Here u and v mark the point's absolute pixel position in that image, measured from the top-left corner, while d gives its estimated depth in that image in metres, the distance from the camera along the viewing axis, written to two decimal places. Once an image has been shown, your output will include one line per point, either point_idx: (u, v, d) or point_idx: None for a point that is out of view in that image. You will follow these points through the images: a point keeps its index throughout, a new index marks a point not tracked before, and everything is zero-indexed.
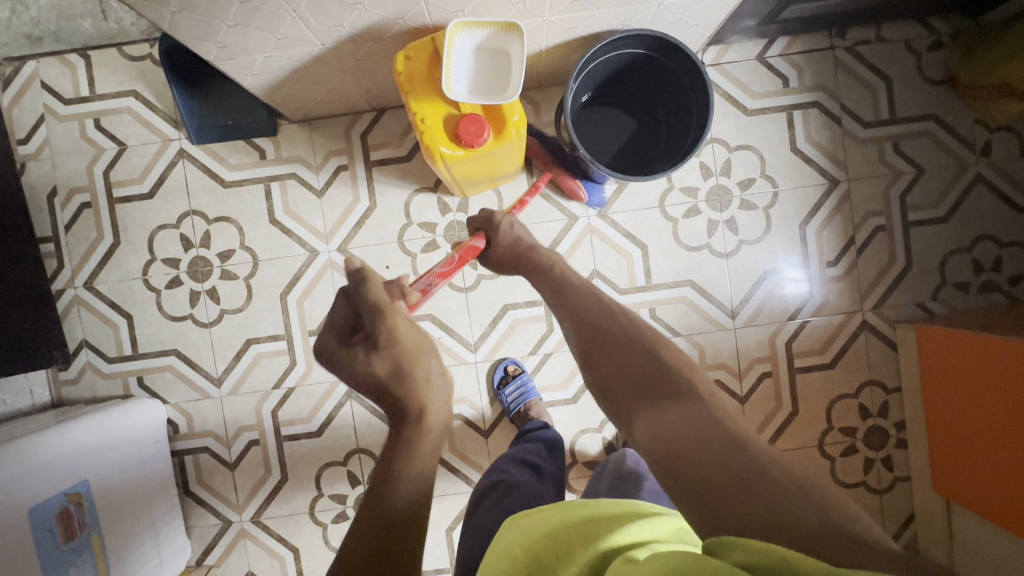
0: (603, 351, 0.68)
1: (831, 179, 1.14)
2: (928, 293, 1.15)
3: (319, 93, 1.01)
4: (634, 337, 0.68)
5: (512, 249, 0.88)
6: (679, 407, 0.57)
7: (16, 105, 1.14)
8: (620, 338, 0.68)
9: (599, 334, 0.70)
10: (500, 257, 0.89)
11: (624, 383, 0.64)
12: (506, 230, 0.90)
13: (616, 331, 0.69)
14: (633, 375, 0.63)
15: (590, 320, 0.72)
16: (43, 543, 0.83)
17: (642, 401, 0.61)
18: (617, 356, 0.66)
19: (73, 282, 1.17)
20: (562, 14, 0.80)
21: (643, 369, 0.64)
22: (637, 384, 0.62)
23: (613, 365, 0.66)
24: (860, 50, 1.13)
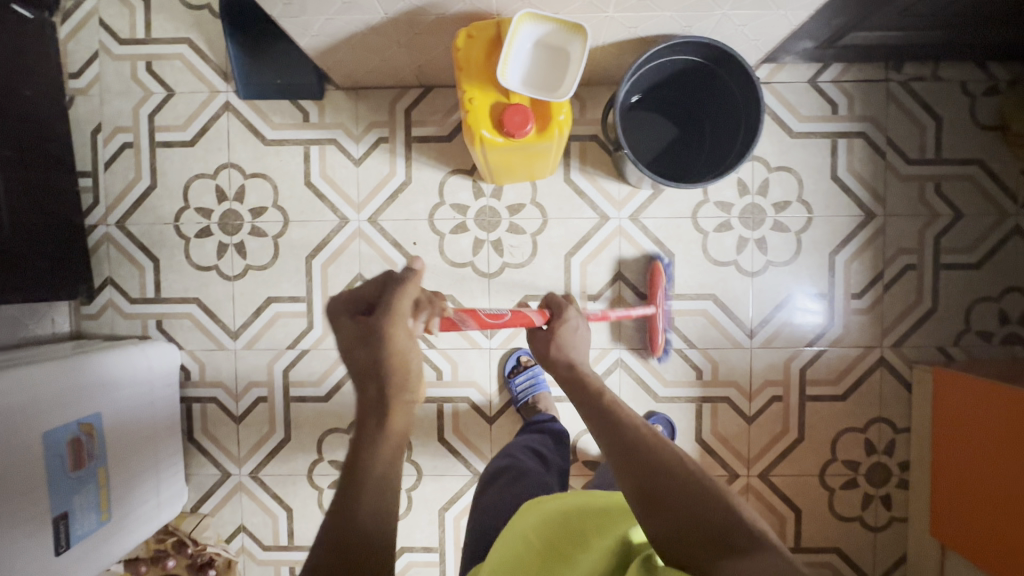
0: (654, 488, 0.57)
1: (868, 211, 1.13)
2: (950, 338, 1.15)
3: (371, 62, 1.02)
4: (682, 468, 0.58)
5: (540, 351, 0.83)
6: (768, 563, 0.49)
7: (72, 39, 1.16)
8: (675, 473, 0.58)
9: (645, 465, 0.59)
10: (546, 349, 0.82)
11: (688, 527, 0.54)
12: (558, 349, 0.81)
13: (664, 460, 0.59)
14: (694, 516, 0.54)
15: (630, 447, 0.61)
16: (54, 468, 0.85)
17: (713, 557, 0.52)
18: (673, 490, 0.56)
19: (106, 220, 1.19)
20: (626, 12, 0.80)
21: (703, 512, 0.54)
22: (703, 537, 0.53)
23: (671, 507, 0.55)
24: (914, 86, 1.12)
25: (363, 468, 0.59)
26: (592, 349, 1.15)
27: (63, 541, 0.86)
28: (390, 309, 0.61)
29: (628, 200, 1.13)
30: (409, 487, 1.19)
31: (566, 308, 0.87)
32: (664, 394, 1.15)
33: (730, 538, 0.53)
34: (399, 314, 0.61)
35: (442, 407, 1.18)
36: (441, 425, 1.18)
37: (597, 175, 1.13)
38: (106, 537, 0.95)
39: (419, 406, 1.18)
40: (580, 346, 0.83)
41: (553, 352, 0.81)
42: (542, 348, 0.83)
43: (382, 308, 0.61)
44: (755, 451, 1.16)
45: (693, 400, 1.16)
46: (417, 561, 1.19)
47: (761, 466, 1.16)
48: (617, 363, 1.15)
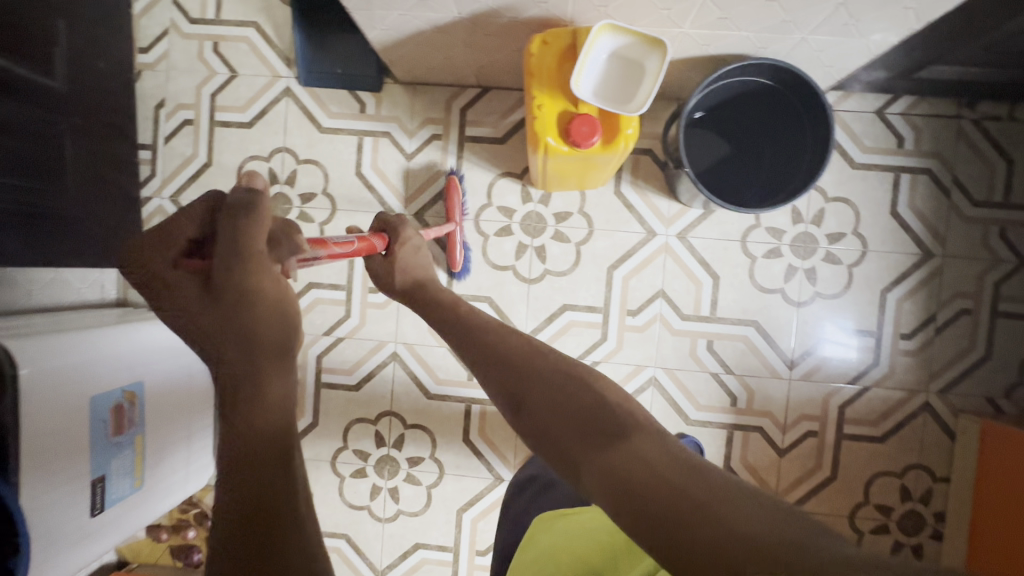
0: (525, 394, 0.55)
1: (925, 251, 1.10)
2: (1001, 390, 1.10)
3: (435, 59, 1.02)
4: (562, 373, 0.56)
5: (384, 280, 0.82)
6: (641, 440, 0.45)
7: (146, 14, 1.19)
8: (552, 376, 0.56)
9: (523, 378, 0.57)
10: (390, 277, 0.81)
11: (561, 419, 0.51)
12: (402, 274, 0.81)
13: (544, 371, 0.57)
14: (565, 412, 0.51)
15: (509, 362, 0.60)
16: (97, 431, 0.87)
17: (580, 448, 0.48)
18: (548, 391, 0.54)
19: (161, 193, 1.21)
20: (702, 29, 0.79)
21: (576, 407, 0.51)
22: (574, 425, 0.50)
23: (543, 410, 0.53)
24: (987, 125, 1.08)
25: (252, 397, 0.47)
26: (626, 365, 1.14)
27: (98, 503, 0.88)
28: (253, 233, 0.50)
29: (676, 218, 1.12)
30: (429, 484, 1.19)
31: (403, 225, 0.83)
32: (696, 417, 1.13)
33: (600, 426, 0.48)
34: (256, 249, 0.50)
35: (470, 407, 1.18)
36: (467, 425, 1.18)
37: (647, 190, 1.12)
38: (136, 503, 0.97)
39: (447, 405, 1.18)
40: (425, 265, 0.83)
41: (399, 279, 0.80)
42: (384, 276, 0.82)
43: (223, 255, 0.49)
44: (784, 485, 1.13)
45: (724, 427, 1.13)
46: (430, 558, 1.19)
47: (790, 500, 1.13)
48: (651, 381, 1.14)
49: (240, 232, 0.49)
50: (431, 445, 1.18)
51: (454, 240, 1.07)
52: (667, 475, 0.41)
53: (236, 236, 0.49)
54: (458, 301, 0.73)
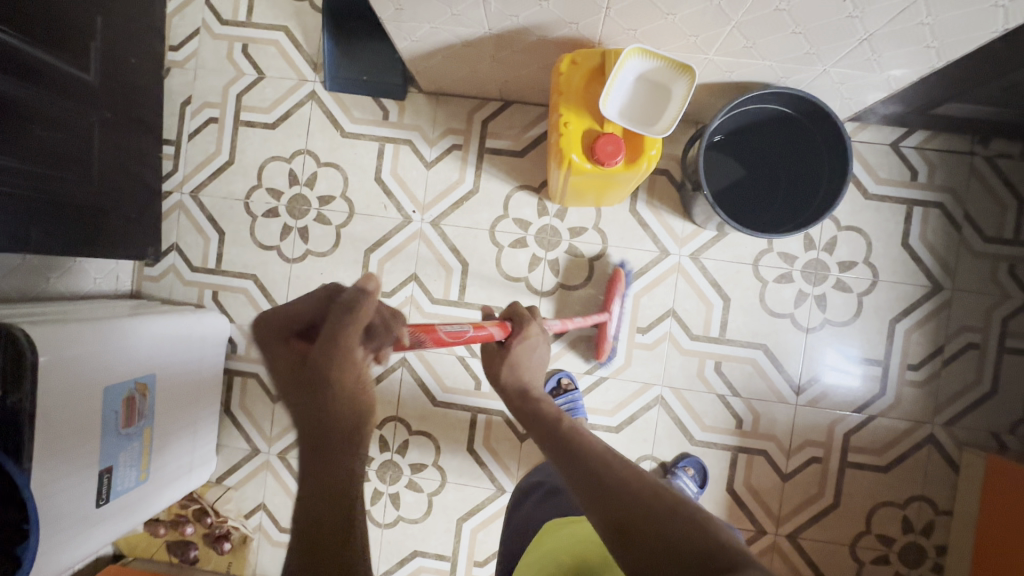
0: (619, 513, 0.50)
1: (935, 283, 1.11)
2: (1005, 426, 1.10)
3: (461, 72, 1.04)
4: (656, 493, 0.51)
5: (493, 363, 0.82)
6: None
7: (178, 14, 1.21)
8: (645, 497, 0.51)
9: (614, 493, 0.52)
10: (499, 363, 0.81)
11: (662, 554, 0.45)
12: (510, 370, 0.79)
13: (635, 487, 0.52)
14: (665, 538, 0.46)
15: (597, 473, 0.55)
16: (108, 421, 0.87)
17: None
18: (643, 514, 0.49)
19: (181, 188, 1.23)
20: (726, 56, 0.81)
21: (681, 535, 0.46)
22: (679, 561, 0.44)
23: (645, 536, 0.47)
24: (999, 162, 1.09)
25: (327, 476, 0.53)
26: (634, 382, 1.14)
27: (104, 494, 0.88)
28: (347, 331, 0.53)
29: (690, 238, 1.13)
30: (431, 491, 1.19)
31: (528, 323, 0.81)
32: (701, 438, 1.14)
33: (707, 558, 0.44)
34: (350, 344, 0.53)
35: (475, 416, 1.18)
36: (471, 435, 1.18)
37: (662, 210, 1.13)
38: (140, 495, 0.97)
39: (453, 413, 1.18)
40: (535, 369, 0.81)
41: (506, 372, 0.79)
42: (494, 360, 0.82)
43: (325, 344, 0.53)
44: (786, 510, 1.13)
45: (729, 449, 1.13)
46: (428, 566, 1.19)
47: (792, 526, 1.12)
48: (657, 399, 1.14)
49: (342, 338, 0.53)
50: (434, 452, 1.19)
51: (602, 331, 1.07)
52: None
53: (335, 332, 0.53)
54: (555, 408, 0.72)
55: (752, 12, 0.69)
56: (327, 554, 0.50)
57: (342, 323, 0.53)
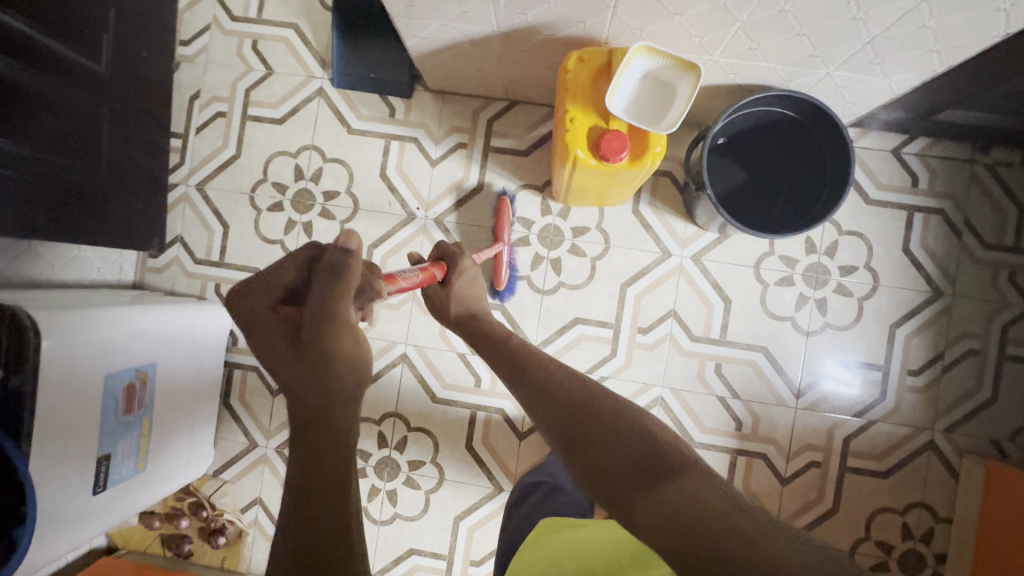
0: (579, 432, 0.57)
1: (935, 289, 1.11)
2: (1006, 433, 1.10)
3: (468, 70, 1.05)
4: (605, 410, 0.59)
5: (438, 305, 0.88)
6: (684, 480, 0.48)
7: (190, 9, 1.23)
8: (596, 414, 0.59)
9: (569, 412, 0.60)
10: (445, 302, 0.88)
11: (604, 457, 0.53)
12: (457, 304, 0.87)
13: (588, 407, 0.60)
14: (616, 452, 0.53)
15: (555, 399, 0.63)
16: (108, 409, 0.87)
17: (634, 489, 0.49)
18: (592, 427, 0.57)
19: (187, 181, 1.24)
20: (732, 57, 0.83)
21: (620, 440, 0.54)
22: (619, 462, 0.52)
23: (591, 443, 0.55)
24: (1000, 171, 1.10)
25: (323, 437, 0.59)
26: (633, 382, 1.14)
27: (101, 481, 0.87)
28: (340, 290, 0.65)
29: (692, 240, 1.14)
30: (428, 489, 1.18)
31: (461, 257, 0.88)
32: (700, 440, 1.13)
33: (651, 467, 0.50)
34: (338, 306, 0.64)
35: (474, 414, 1.18)
36: (470, 433, 1.18)
37: (665, 211, 1.14)
38: (136, 485, 0.96)
39: (452, 410, 1.18)
40: (478, 295, 0.89)
41: (453, 307, 0.87)
42: (439, 302, 0.88)
43: (314, 309, 0.64)
44: (784, 515, 1.12)
45: (728, 451, 1.13)
46: (424, 565, 1.18)
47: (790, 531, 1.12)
48: (657, 400, 1.14)
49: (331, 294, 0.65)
50: (433, 449, 1.18)
51: (502, 261, 1.09)
52: (729, 522, 0.43)
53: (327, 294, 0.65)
54: (518, 342, 0.78)
55: (758, 13, 0.70)
56: (329, 500, 0.55)
57: (336, 282, 0.65)
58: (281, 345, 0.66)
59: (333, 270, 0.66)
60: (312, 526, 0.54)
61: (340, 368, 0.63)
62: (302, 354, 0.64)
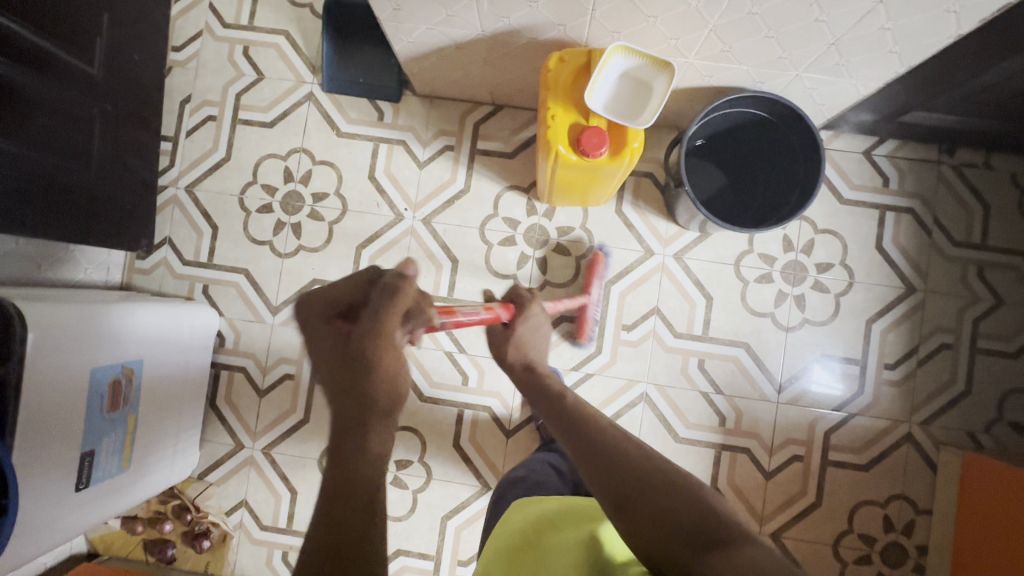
0: (626, 486, 0.54)
1: (908, 285, 1.15)
2: (981, 425, 1.13)
3: (454, 74, 1.09)
4: (655, 467, 0.55)
5: (499, 348, 0.86)
6: (751, 554, 0.45)
7: (182, 16, 1.25)
8: (645, 471, 0.55)
9: (618, 470, 0.56)
10: (506, 348, 0.85)
11: (662, 528, 0.50)
12: (516, 349, 0.85)
13: (639, 464, 0.56)
14: (680, 530, 0.49)
15: (602, 454, 0.59)
16: (93, 405, 0.87)
17: (692, 559, 0.47)
18: (645, 492, 0.53)
19: (177, 183, 1.25)
20: (706, 59, 0.87)
21: (676, 507, 0.51)
22: (681, 535, 0.49)
23: (644, 507, 0.52)
24: (966, 171, 1.15)
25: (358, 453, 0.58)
26: (619, 379, 1.16)
27: (84, 478, 0.87)
28: (389, 313, 0.62)
29: (674, 239, 1.17)
30: (416, 489, 1.18)
31: (528, 299, 0.91)
32: (684, 435, 1.15)
33: (707, 532, 0.48)
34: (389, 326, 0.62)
35: (462, 413, 1.18)
36: (457, 431, 1.18)
37: (647, 211, 1.17)
38: (120, 485, 0.95)
39: (440, 409, 1.19)
40: (539, 344, 0.87)
41: (512, 352, 0.85)
42: (501, 344, 0.86)
43: (368, 326, 0.61)
44: (770, 509, 1.14)
45: (712, 446, 1.15)
46: (411, 566, 1.17)
47: (776, 524, 1.13)
48: (642, 396, 1.16)
49: (384, 314, 0.62)
50: (420, 449, 1.18)
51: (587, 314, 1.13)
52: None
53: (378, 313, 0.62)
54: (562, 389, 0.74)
55: (727, 15, 0.74)
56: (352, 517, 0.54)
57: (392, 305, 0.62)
58: (332, 356, 0.63)
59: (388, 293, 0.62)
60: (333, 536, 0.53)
61: (381, 388, 0.61)
62: (348, 369, 0.61)
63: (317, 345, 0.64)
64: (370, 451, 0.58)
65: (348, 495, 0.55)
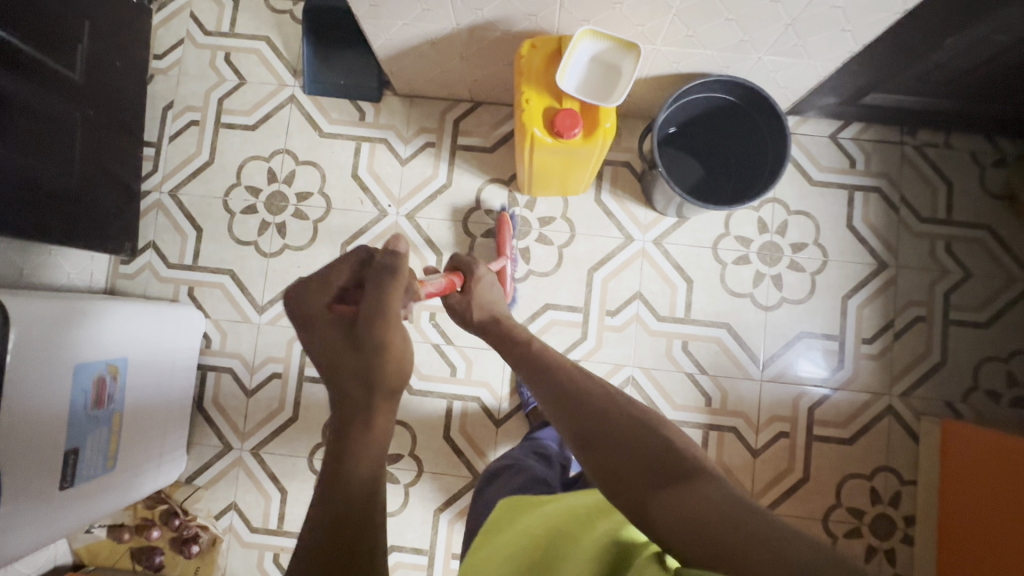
0: (591, 431, 0.60)
1: (880, 261, 1.18)
2: (958, 394, 1.16)
3: (432, 71, 1.12)
4: (621, 412, 0.61)
5: (460, 313, 0.87)
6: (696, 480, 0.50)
7: (164, 25, 1.28)
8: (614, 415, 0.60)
9: (588, 413, 0.61)
10: (467, 310, 0.86)
11: (618, 457, 0.55)
12: (478, 309, 0.86)
13: (607, 409, 0.61)
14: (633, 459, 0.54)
15: (574, 398, 0.64)
16: (77, 403, 0.86)
17: (641, 480, 0.52)
18: (610, 430, 0.58)
19: (160, 188, 1.26)
20: (672, 45, 0.90)
21: (635, 442, 0.56)
22: (636, 463, 0.54)
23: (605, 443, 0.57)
24: (927, 151, 1.20)
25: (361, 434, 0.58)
26: (605, 364, 1.18)
27: (68, 477, 0.86)
28: (390, 289, 0.66)
29: (653, 225, 1.20)
30: (407, 483, 1.18)
31: (476, 266, 0.89)
32: (672, 417, 1.16)
33: (659, 464, 0.53)
34: (391, 306, 0.65)
35: (450, 405, 1.19)
36: (447, 423, 1.19)
37: (626, 199, 1.20)
38: (105, 486, 0.94)
39: (429, 401, 1.19)
40: (496, 300, 0.88)
41: (475, 313, 0.85)
42: (461, 310, 0.87)
43: (370, 307, 0.64)
44: (760, 486, 1.15)
45: (700, 427, 1.16)
46: (405, 562, 1.16)
47: (767, 501, 1.14)
48: (628, 380, 1.17)
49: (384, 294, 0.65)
50: (411, 442, 1.18)
51: (505, 277, 1.12)
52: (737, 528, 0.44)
53: (382, 292, 0.65)
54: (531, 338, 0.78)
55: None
56: (354, 502, 0.54)
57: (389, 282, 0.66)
58: (334, 339, 0.65)
59: (385, 271, 0.67)
60: (335, 522, 0.53)
61: (385, 366, 0.62)
62: (353, 349, 0.63)
63: (317, 333, 0.67)
64: (375, 433, 0.59)
65: (348, 495, 0.54)
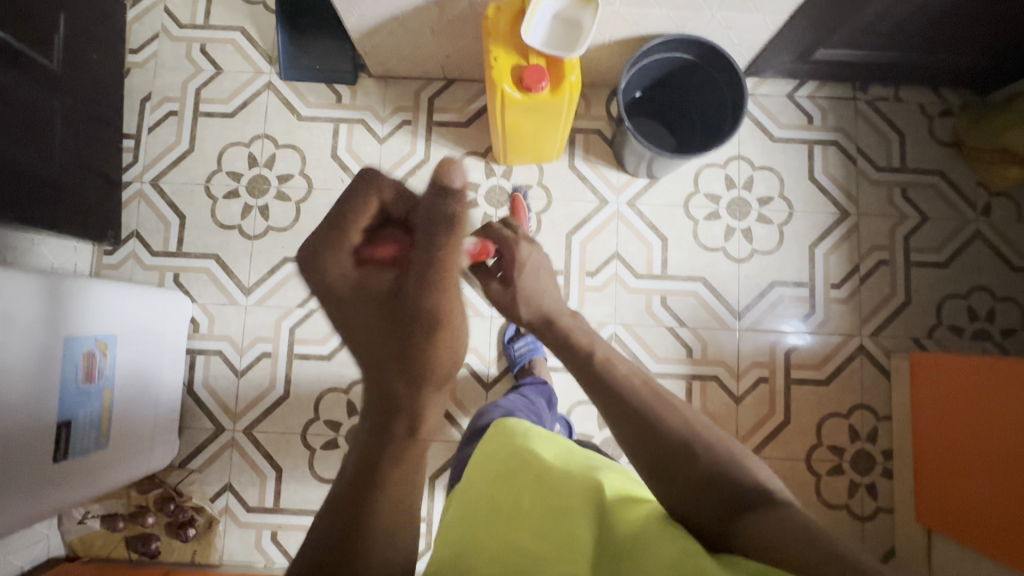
0: (662, 456, 0.62)
1: (843, 210, 1.25)
2: (924, 331, 1.21)
3: (405, 49, 1.15)
4: (691, 438, 0.63)
5: (504, 305, 0.82)
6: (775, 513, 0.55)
7: (138, 20, 1.30)
8: (685, 440, 0.63)
9: (661, 437, 0.63)
10: (512, 303, 0.81)
11: (695, 486, 0.59)
12: (526, 305, 0.80)
13: (679, 434, 0.63)
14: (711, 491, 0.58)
15: (643, 418, 0.65)
16: (69, 376, 0.87)
17: (721, 513, 0.57)
18: (682, 457, 0.61)
19: (141, 178, 1.27)
20: (630, 6, 0.96)
21: (711, 471, 0.60)
22: (712, 494, 0.58)
23: (679, 471, 0.60)
24: (878, 105, 1.27)
25: (410, 419, 0.58)
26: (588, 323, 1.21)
27: (62, 449, 0.87)
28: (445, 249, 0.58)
29: (625, 187, 1.24)
30: None
31: (517, 245, 0.83)
32: (656, 369, 1.20)
33: (734, 496, 0.58)
34: (445, 274, 0.59)
35: None
36: None
37: (598, 164, 1.25)
38: (99, 461, 0.95)
39: None
40: (544, 290, 0.81)
41: (523, 308, 0.80)
42: (507, 303, 0.82)
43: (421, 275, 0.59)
44: (744, 431, 1.19)
45: (682, 377, 1.20)
46: None
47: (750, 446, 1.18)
48: (611, 337, 1.21)
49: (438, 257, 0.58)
50: None
51: None
52: (839, 558, 0.48)
53: (432, 251, 0.58)
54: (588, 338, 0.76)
55: None
56: (398, 488, 0.55)
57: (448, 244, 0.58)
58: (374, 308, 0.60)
59: (441, 222, 0.57)
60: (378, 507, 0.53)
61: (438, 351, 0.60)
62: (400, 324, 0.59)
63: (350, 293, 0.60)
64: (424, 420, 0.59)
65: (394, 482, 0.55)
